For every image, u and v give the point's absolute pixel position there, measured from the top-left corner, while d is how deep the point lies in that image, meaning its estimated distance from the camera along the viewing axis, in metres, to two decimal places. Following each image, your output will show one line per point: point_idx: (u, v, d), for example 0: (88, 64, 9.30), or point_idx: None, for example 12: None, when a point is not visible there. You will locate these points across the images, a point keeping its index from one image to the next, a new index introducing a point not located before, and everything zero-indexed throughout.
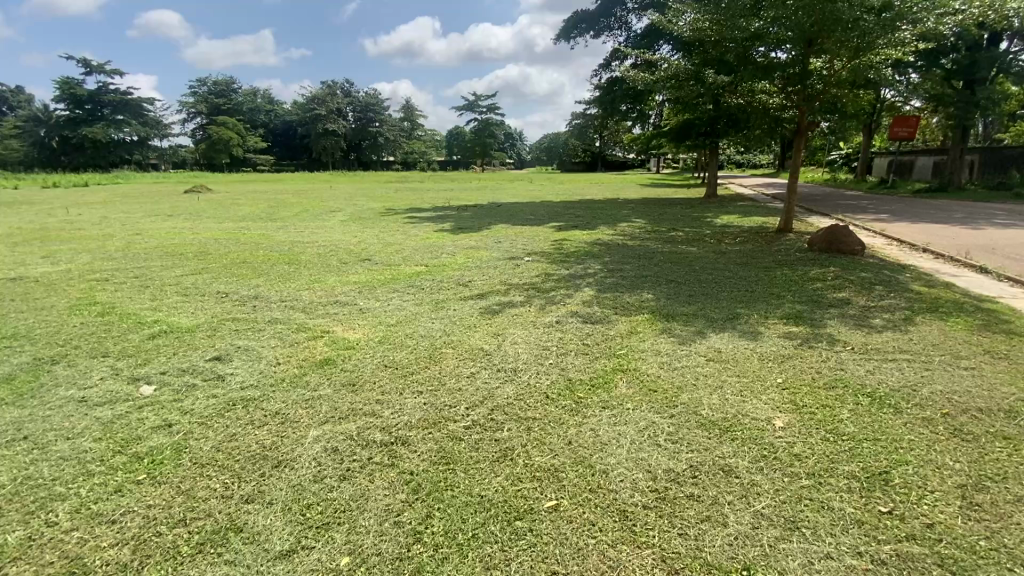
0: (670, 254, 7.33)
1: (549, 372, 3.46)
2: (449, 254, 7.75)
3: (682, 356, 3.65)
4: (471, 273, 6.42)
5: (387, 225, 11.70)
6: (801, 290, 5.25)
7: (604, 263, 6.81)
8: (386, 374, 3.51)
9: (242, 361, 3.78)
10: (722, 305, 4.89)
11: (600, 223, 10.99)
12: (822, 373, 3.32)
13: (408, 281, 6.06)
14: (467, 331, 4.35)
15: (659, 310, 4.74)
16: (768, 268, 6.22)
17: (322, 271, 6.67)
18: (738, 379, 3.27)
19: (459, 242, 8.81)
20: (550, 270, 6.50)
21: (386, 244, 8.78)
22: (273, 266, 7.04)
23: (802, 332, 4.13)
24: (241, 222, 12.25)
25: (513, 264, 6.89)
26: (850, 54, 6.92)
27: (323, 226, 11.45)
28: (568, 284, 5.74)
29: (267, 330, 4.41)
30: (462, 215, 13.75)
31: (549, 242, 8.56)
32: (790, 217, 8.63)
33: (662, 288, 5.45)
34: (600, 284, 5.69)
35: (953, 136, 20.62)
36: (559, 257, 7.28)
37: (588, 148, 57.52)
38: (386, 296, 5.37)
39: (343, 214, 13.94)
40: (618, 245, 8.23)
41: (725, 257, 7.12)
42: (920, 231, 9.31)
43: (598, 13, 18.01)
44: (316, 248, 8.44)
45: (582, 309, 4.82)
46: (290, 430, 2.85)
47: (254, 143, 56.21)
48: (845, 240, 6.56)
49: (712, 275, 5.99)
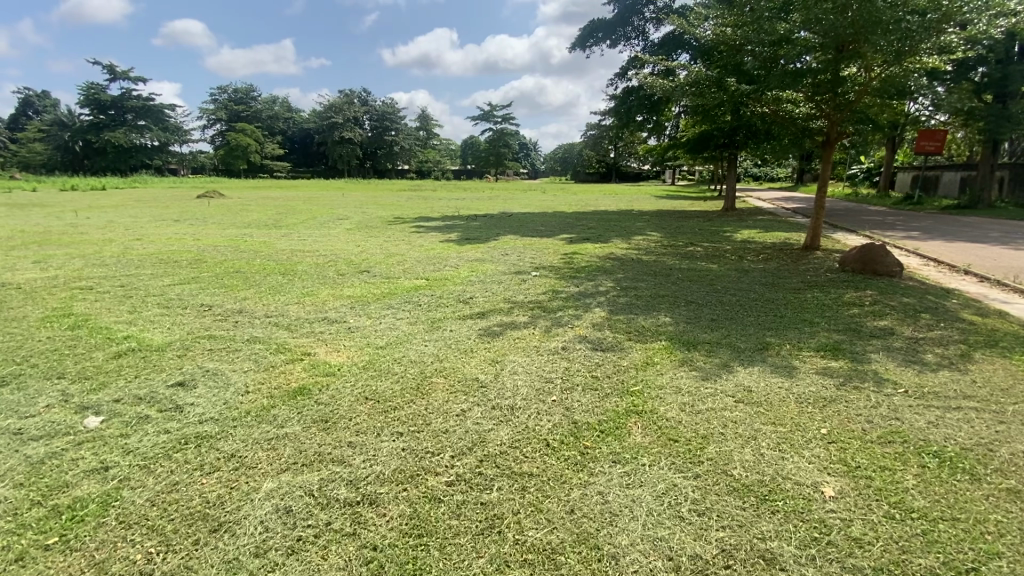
0: (688, 272, 6.84)
1: (551, 412, 2.99)
2: (452, 267, 7.35)
3: (706, 396, 3.15)
4: (474, 288, 5.99)
5: (393, 234, 11.38)
6: (836, 316, 4.73)
7: (616, 280, 6.35)
8: (364, 409, 3.06)
9: (207, 388, 3.36)
10: (748, 332, 4.38)
11: (613, 237, 10.53)
12: (875, 423, 2.81)
13: (405, 296, 5.64)
14: (462, 357, 3.89)
15: (678, 337, 4.25)
16: (797, 290, 5.70)
17: (317, 283, 6.30)
18: (773, 429, 2.77)
19: (464, 254, 8.41)
20: (558, 286, 6.05)
21: (389, 254, 8.42)
22: (267, 277, 6.68)
23: (843, 368, 3.61)
24: (245, 229, 12.01)
25: (519, 279, 6.45)
26: (889, 58, 6.39)
27: (327, 234, 11.13)
28: (577, 304, 5.28)
29: (243, 350, 4.00)
30: (471, 225, 13.37)
31: (559, 256, 8.13)
32: (817, 233, 8.08)
33: (680, 311, 4.97)
34: (612, 304, 5.22)
35: (984, 152, 19.83)
36: (568, 273, 6.83)
37: (602, 159, 57.18)
38: (379, 313, 4.96)
39: (349, 222, 13.66)
40: (632, 260, 7.75)
41: (748, 276, 6.60)
42: (957, 251, 8.70)
43: (615, 22, 17.67)
44: (315, 258, 8.10)
45: (592, 334, 4.35)
46: (242, 480, 2.41)
47: (271, 149, 56.84)
48: (882, 261, 6.00)
49: (735, 297, 5.48)
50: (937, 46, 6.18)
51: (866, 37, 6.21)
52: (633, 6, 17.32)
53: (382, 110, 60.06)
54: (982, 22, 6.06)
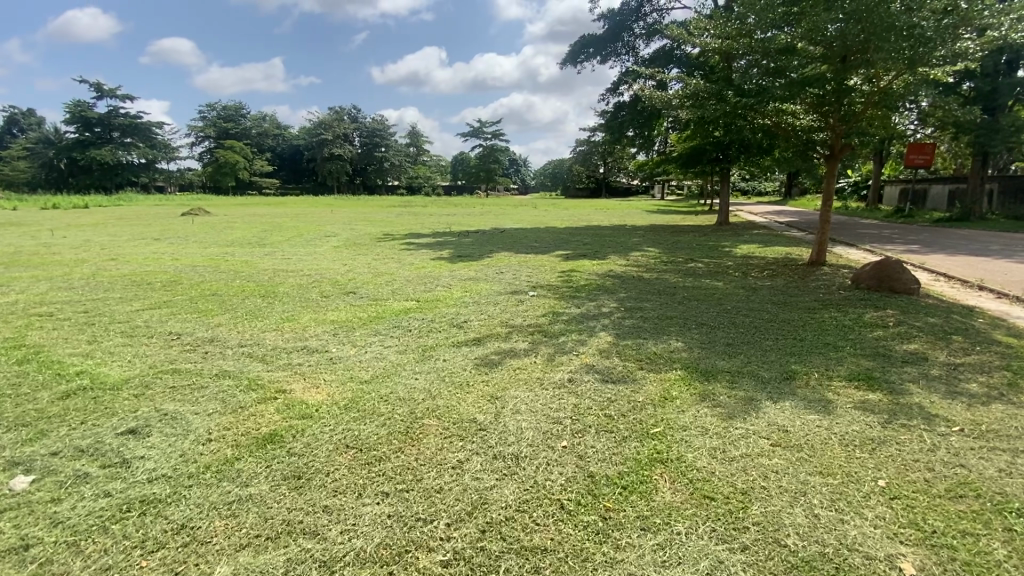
0: (693, 290, 6.50)
1: (563, 462, 2.58)
2: (444, 287, 6.94)
3: (738, 439, 2.76)
4: (468, 310, 5.60)
5: (382, 251, 10.98)
6: (861, 339, 4.38)
7: (620, 300, 5.97)
8: (344, 462, 2.62)
9: (162, 436, 2.91)
10: (770, 359, 4.01)
11: (610, 253, 10.21)
12: (939, 472, 2.43)
13: (394, 320, 5.23)
14: (457, 392, 3.47)
15: (696, 366, 3.86)
16: (812, 310, 5.36)
17: (299, 306, 5.87)
18: (823, 481, 2.38)
19: (457, 272, 8.02)
20: (558, 307, 5.67)
21: (377, 273, 8.00)
22: (245, 300, 6.23)
23: (884, 402, 3.24)
24: (226, 247, 11.52)
25: (516, 299, 6.07)
26: (901, 65, 6.14)
27: (313, 252, 10.68)
28: (580, 328, 4.89)
29: (209, 389, 3.55)
30: (463, 241, 13.00)
31: (555, 274, 7.77)
32: (823, 248, 7.79)
33: (692, 335, 4.58)
34: (618, 328, 4.85)
35: (973, 165, 19.94)
36: (567, 292, 6.45)
37: (592, 174, 57.40)
38: (365, 341, 4.53)
39: (336, 239, 13.24)
40: (633, 277, 7.41)
41: (758, 294, 6.28)
42: (964, 265, 8.49)
43: (606, 38, 17.61)
44: (298, 278, 7.66)
45: (600, 363, 3.94)
46: (191, 563, 1.98)
47: (260, 166, 56.41)
48: (898, 278, 5.69)
49: (748, 318, 5.13)
50: (954, 53, 5.91)
51: (877, 44, 5.95)
52: (623, 22, 17.30)
53: (372, 127, 59.97)
54: (998, 28, 5.82)
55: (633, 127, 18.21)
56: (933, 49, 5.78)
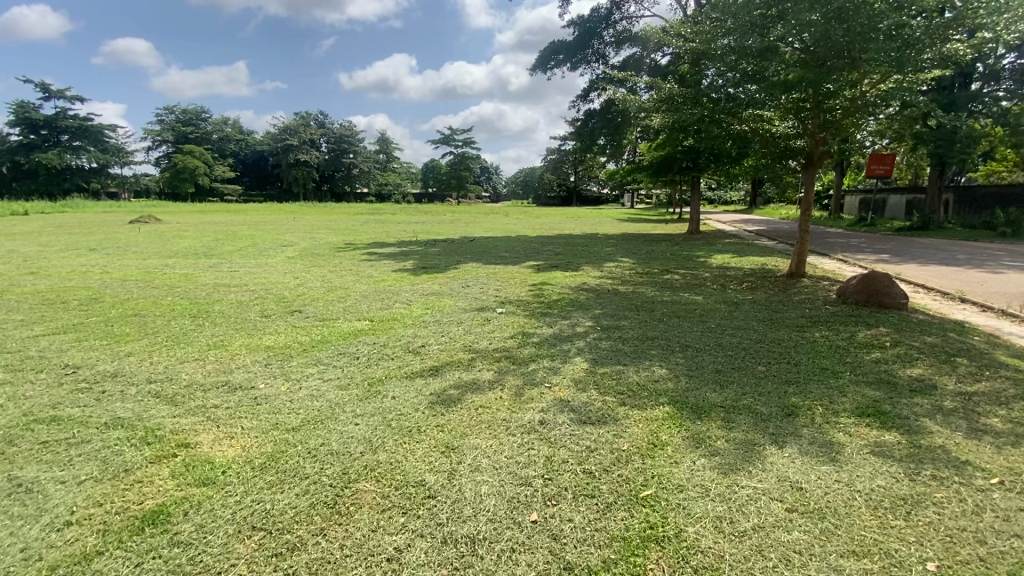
0: (672, 306, 6.05)
1: (532, 547, 2.02)
2: (404, 303, 6.29)
3: (747, 504, 2.25)
4: (427, 331, 4.98)
5: (341, 262, 10.23)
6: (861, 364, 3.98)
7: (595, 317, 5.47)
8: (244, 559, 2.00)
9: (3, 523, 2.21)
10: (767, 390, 3.54)
11: (583, 264, 9.75)
12: (993, 548, 1.98)
13: (341, 345, 4.58)
14: (404, 441, 2.85)
15: (685, 401, 3.36)
16: (801, 328, 4.97)
17: (234, 329, 5.13)
18: (859, 567, 1.89)
19: (419, 286, 7.38)
20: (528, 327, 5.13)
21: (331, 288, 7.29)
22: (172, 322, 5.44)
23: (906, 445, 2.78)
24: (167, 259, 10.53)
25: (482, 318, 5.50)
26: (886, 68, 5.87)
27: (265, 264, 9.87)
28: (553, 352, 4.34)
29: (90, 446, 2.84)
30: (430, 251, 12.32)
31: (526, 288, 7.22)
32: (803, 260, 7.49)
33: (677, 361, 4.09)
34: (595, 352, 4.32)
35: (932, 175, 20.51)
36: (537, 309, 5.90)
37: (563, 182, 57.48)
38: (302, 375, 3.86)
39: (293, 250, 12.37)
40: (608, 291, 6.94)
41: (740, 309, 5.89)
42: (938, 276, 8.37)
43: (576, 44, 17.26)
44: (240, 295, 6.87)
45: (576, 398, 3.40)
46: None
47: (221, 172, 54.26)
48: (886, 292, 5.36)
49: (735, 338, 4.70)
50: (942, 55, 5.65)
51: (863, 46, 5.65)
52: (593, 29, 17.01)
53: (340, 133, 58.56)
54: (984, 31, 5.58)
55: (604, 135, 17.92)
56: (923, 51, 5.48)
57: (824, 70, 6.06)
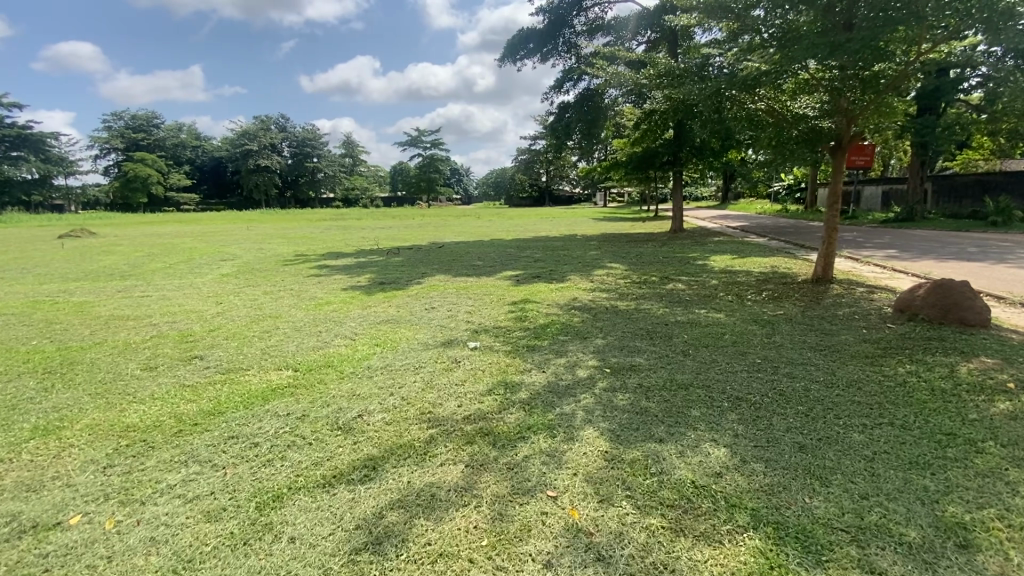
0: (691, 329, 4.74)
1: None
2: (348, 337, 4.83)
3: None
4: (370, 388, 3.52)
5: (282, 279, 8.64)
6: (1001, 426, 2.75)
7: (598, 351, 4.13)
8: None
9: None
10: (895, 487, 2.26)
11: (568, 273, 8.42)
12: None
13: (238, 421, 3.10)
14: None
15: (781, 521, 2.05)
16: (874, 359, 3.74)
17: (91, 395, 3.58)
18: None
19: (371, 311, 5.91)
20: (511, 372, 3.75)
21: (258, 318, 5.77)
22: (7, 386, 3.82)
23: None
24: (68, 284, 8.67)
25: (448, 359, 4.09)
26: (954, 21, 4.68)
27: (189, 286, 8.20)
28: (550, 419, 2.96)
29: None
30: (391, 262, 10.84)
31: (504, 308, 5.87)
32: (828, 262, 6.37)
33: (735, 431, 2.77)
34: (610, 418, 2.96)
35: (913, 165, 20.11)
36: (521, 342, 4.51)
37: (534, 182, 56.56)
38: (152, 492, 2.39)
39: (230, 265, 10.70)
40: (605, 310, 5.63)
41: (777, 329, 4.67)
42: (971, 276, 7.38)
43: (546, 33, 15.87)
44: (135, 334, 5.26)
45: (600, 529, 2.03)
46: None
47: (177, 180, 51.04)
48: (967, 305, 4.20)
49: (795, 381, 3.42)
50: None
51: None
52: (564, 17, 15.66)
53: (303, 136, 56.06)
54: None
55: (580, 129, 16.32)
56: None
57: (881, 22, 4.80)
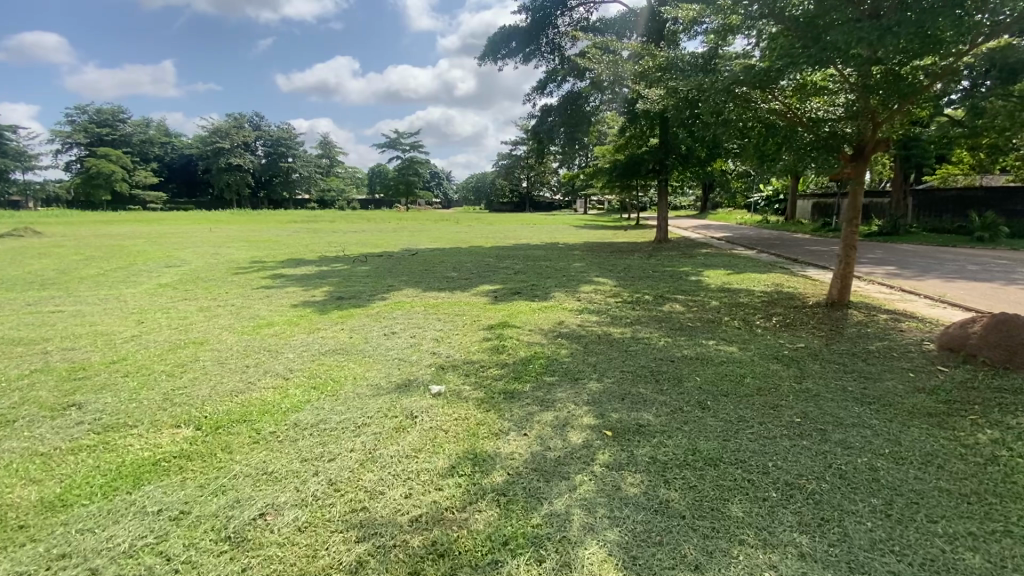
0: (703, 369, 3.91)
1: None
2: (280, 375, 3.88)
3: None
4: (289, 463, 2.57)
5: (226, 292, 7.59)
6: None
7: (593, 403, 3.26)
8: None
9: None
10: None
11: (551, 289, 7.59)
12: None
13: (80, 525, 2.13)
14: None
15: None
16: (941, 420, 2.96)
17: None
18: None
19: (319, 336, 4.97)
20: (482, 436, 2.83)
21: (180, 345, 4.76)
22: None
23: None
24: None
25: (401, 414, 3.16)
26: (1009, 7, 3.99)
27: (116, 298, 7.09)
28: (537, 525, 2.06)
29: None
30: (356, 271, 9.88)
31: (478, 334, 5.00)
32: (846, 284, 5.64)
33: (801, 549, 1.93)
34: (622, 522, 2.08)
35: (895, 179, 20.02)
36: (495, 385, 3.61)
37: (514, 188, 56.02)
38: None
39: (174, 273, 9.55)
40: (595, 339, 4.78)
41: (806, 370, 3.87)
42: (989, 299, 6.79)
43: (528, 31, 15.02)
44: (12, 368, 4.18)
45: None
46: None
47: (144, 177, 48.72)
48: None
49: (854, 456, 2.59)
50: None
51: None
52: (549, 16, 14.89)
53: (278, 135, 54.39)
54: None
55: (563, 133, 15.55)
56: None
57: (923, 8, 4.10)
